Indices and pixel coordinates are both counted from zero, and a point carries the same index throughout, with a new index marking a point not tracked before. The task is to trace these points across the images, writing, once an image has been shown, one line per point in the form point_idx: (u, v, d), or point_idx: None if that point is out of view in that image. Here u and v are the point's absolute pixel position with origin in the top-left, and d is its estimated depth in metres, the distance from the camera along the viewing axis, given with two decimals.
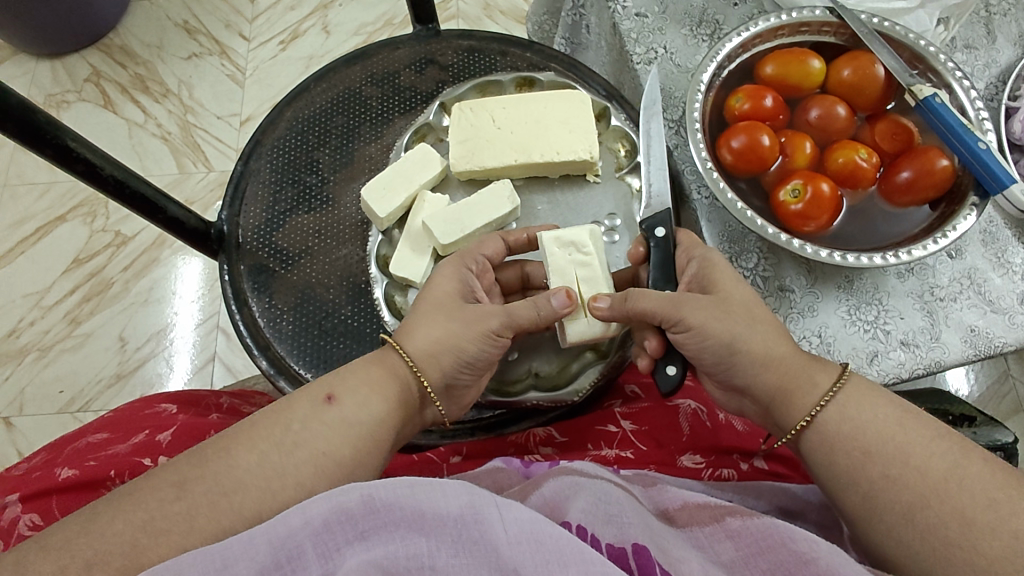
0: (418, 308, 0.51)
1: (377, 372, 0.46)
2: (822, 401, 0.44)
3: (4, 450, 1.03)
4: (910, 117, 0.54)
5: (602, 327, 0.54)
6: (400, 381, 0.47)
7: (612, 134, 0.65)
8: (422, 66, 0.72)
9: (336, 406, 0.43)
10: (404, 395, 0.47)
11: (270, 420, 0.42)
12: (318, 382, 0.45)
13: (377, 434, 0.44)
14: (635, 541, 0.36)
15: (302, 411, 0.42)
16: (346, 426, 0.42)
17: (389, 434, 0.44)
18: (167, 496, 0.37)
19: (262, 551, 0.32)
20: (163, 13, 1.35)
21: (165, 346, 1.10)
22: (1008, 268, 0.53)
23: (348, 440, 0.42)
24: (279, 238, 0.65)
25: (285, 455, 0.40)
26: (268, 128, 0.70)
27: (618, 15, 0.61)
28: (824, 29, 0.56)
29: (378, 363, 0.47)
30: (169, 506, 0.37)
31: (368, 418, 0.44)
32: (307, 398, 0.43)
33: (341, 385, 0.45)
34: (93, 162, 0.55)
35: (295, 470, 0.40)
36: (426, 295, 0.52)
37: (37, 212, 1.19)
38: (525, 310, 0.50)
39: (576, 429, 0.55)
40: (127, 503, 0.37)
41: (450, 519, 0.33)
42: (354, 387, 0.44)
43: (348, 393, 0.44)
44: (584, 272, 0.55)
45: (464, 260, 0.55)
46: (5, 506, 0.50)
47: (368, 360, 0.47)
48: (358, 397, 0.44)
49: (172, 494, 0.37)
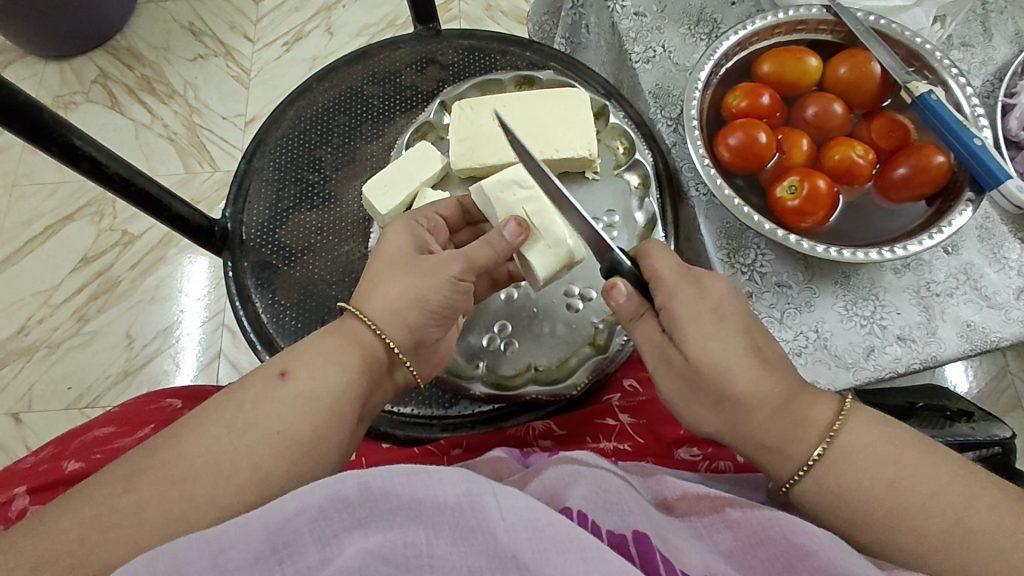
0: (370, 269, 0.51)
1: (333, 342, 0.46)
2: (829, 436, 0.41)
3: (13, 445, 1.05)
4: (907, 114, 0.55)
5: (559, 254, 0.55)
6: (362, 348, 0.47)
7: (611, 131, 0.66)
8: (422, 65, 0.73)
9: (291, 381, 0.43)
10: (367, 361, 0.47)
11: (221, 403, 0.42)
12: (271, 361, 0.45)
13: (340, 410, 0.44)
14: (635, 528, 0.37)
15: (253, 390, 0.43)
16: (306, 402, 0.43)
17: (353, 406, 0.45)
18: (171, 482, 0.38)
19: (257, 537, 0.32)
20: (169, 15, 1.36)
21: (171, 343, 1.11)
22: (1004, 263, 0.53)
23: (305, 414, 0.42)
24: (282, 235, 0.66)
25: (283, 443, 0.41)
26: (271, 126, 0.70)
27: (618, 15, 0.62)
28: (822, 28, 0.56)
29: (336, 334, 0.47)
30: (174, 492, 0.38)
31: (326, 393, 0.44)
32: (262, 378, 0.43)
33: (294, 360, 0.45)
34: (99, 160, 0.56)
35: (300, 455, 0.41)
36: (379, 256, 0.52)
37: (45, 212, 1.20)
38: (481, 249, 0.51)
39: (575, 421, 0.57)
40: (132, 488, 0.38)
41: (448, 508, 0.33)
42: (307, 362, 0.45)
43: (302, 366, 0.44)
44: (532, 207, 0.56)
45: (416, 218, 0.55)
46: (12, 497, 0.51)
47: (326, 332, 0.47)
48: (312, 369, 0.44)
49: (175, 480, 0.38)
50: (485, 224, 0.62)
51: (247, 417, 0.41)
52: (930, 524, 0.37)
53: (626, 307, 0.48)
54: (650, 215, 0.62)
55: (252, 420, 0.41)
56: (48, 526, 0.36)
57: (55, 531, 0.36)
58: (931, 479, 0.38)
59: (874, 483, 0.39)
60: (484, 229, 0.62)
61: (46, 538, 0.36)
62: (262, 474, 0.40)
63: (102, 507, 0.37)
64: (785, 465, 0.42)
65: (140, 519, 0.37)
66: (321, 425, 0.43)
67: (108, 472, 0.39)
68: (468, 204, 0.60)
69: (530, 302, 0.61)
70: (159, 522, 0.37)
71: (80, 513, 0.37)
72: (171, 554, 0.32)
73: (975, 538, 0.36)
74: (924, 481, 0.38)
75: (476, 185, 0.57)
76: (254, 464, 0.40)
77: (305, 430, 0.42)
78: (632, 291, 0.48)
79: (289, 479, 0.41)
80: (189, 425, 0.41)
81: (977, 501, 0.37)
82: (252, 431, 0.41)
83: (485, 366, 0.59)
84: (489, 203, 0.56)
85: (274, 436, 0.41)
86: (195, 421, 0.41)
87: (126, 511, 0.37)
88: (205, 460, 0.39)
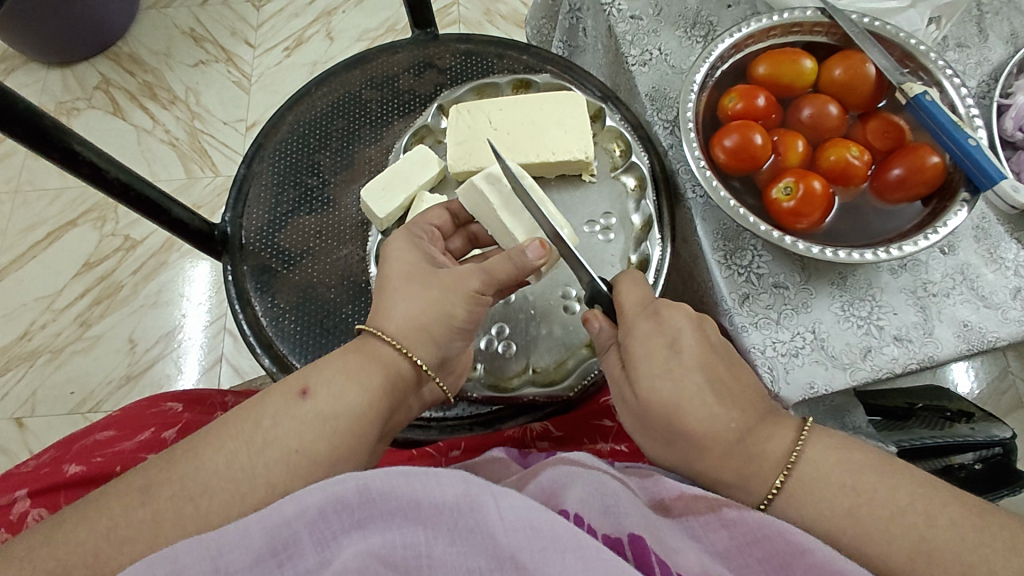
0: (382, 287, 0.51)
1: (356, 361, 0.46)
2: (791, 461, 0.41)
3: (17, 449, 1.05)
4: (902, 115, 0.55)
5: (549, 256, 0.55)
6: (385, 365, 0.47)
7: (608, 134, 0.66)
8: (421, 69, 0.73)
9: (311, 399, 0.43)
10: (389, 380, 0.47)
11: (242, 417, 0.42)
12: (291, 377, 0.45)
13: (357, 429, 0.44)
14: (632, 531, 0.37)
15: (266, 405, 0.43)
16: (325, 420, 0.42)
17: (370, 422, 0.44)
18: (188, 496, 0.38)
19: (257, 538, 0.33)
20: (171, 21, 1.38)
21: (173, 347, 1.12)
22: (1000, 264, 0.53)
23: (322, 434, 0.42)
24: (281, 239, 0.67)
25: (284, 458, 0.41)
26: (270, 131, 0.71)
27: (614, 18, 0.63)
28: (816, 30, 0.57)
29: (358, 353, 0.47)
30: (190, 507, 0.38)
31: (345, 412, 0.43)
32: (284, 392, 0.43)
33: (316, 377, 0.44)
34: (98, 165, 0.56)
35: (314, 472, 0.41)
36: (384, 271, 0.52)
37: (49, 217, 1.21)
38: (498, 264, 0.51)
39: (570, 422, 0.60)
40: (151, 498, 0.38)
41: (447, 509, 0.34)
42: (329, 378, 0.44)
43: (323, 384, 0.44)
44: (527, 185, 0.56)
45: (416, 232, 0.55)
46: (14, 500, 0.52)
47: (347, 350, 0.47)
48: (333, 388, 0.44)
49: (191, 492, 0.39)
50: (474, 225, 0.62)
51: (269, 433, 0.41)
52: (908, 534, 0.37)
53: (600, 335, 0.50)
54: (647, 217, 0.62)
55: (275, 436, 0.41)
56: (64, 536, 0.36)
57: (74, 540, 0.36)
58: (904, 490, 0.38)
59: (858, 492, 0.39)
60: (475, 230, 0.62)
61: (63, 547, 0.36)
62: (280, 492, 0.40)
63: (120, 518, 0.37)
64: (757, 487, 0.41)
65: (157, 532, 0.37)
66: (339, 445, 0.42)
67: (128, 482, 0.39)
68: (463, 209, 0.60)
69: (528, 304, 0.60)
70: (175, 536, 0.37)
71: (97, 523, 0.37)
72: (172, 558, 0.32)
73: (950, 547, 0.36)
74: (898, 492, 0.38)
75: (467, 182, 0.57)
76: (271, 479, 0.40)
77: (321, 452, 0.42)
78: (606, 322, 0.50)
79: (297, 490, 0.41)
80: (208, 438, 0.41)
81: (952, 507, 0.37)
82: (273, 447, 0.41)
83: (483, 368, 0.59)
84: (482, 200, 0.56)
85: (292, 450, 0.41)
86: (211, 430, 0.41)
87: (143, 523, 0.37)
88: (221, 472, 0.39)
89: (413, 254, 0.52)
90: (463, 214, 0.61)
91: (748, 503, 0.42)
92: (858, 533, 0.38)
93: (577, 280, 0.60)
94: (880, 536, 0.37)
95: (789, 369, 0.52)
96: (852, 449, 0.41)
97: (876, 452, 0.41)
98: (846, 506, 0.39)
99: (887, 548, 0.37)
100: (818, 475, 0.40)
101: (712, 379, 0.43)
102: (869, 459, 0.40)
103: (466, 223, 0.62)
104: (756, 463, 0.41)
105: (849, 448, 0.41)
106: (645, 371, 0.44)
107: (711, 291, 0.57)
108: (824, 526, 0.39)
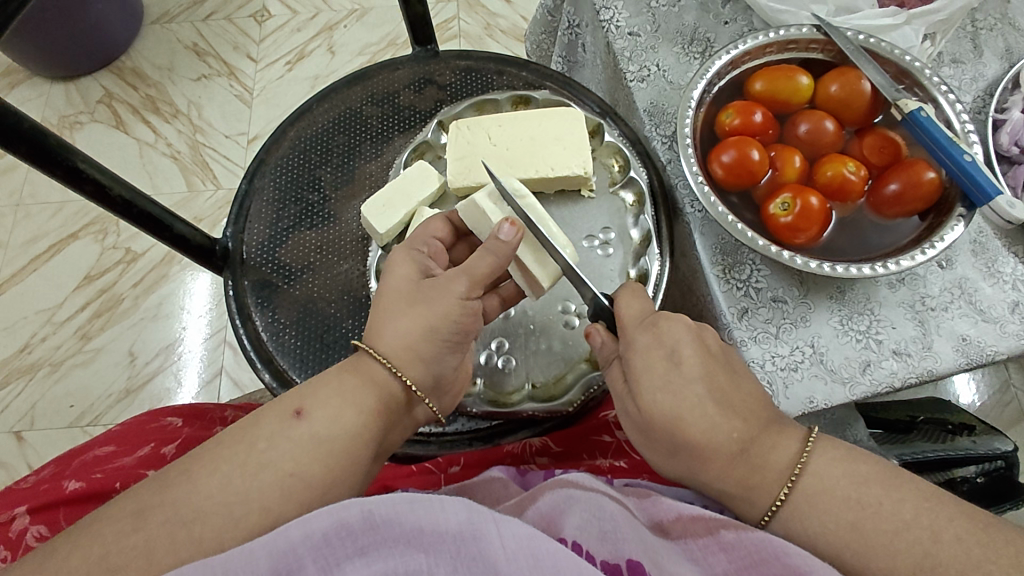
0: (379, 305, 0.51)
1: (352, 382, 0.46)
2: (794, 474, 0.41)
3: (16, 463, 1.05)
4: (898, 130, 0.55)
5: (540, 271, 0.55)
6: (379, 387, 0.47)
7: (606, 150, 0.66)
8: (421, 85, 0.74)
9: (306, 420, 0.43)
10: (383, 402, 0.47)
11: (238, 440, 0.42)
12: (287, 398, 0.45)
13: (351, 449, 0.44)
14: (629, 557, 0.37)
15: (264, 428, 0.43)
16: (318, 442, 0.43)
17: (363, 441, 0.45)
18: (181, 520, 0.38)
19: (260, 564, 0.32)
20: (173, 36, 1.39)
21: (174, 359, 1.12)
22: (998, 278, 0.54)
23: (317, 458, 0.42)
24: (282, 254, 0.67)
25: (279, 483, 0.41)
26: (272, 147, 0.72)
27: (613, 35, 0.64)
28: (813, 46, 0.58)
29: (354, 373, 0.47)
30: (184, 532, 0.38)
31: (340, 432, 0.44)
32: (278, 413, 0.44)
33: (311, 399, 0.45)
34: (101, 182, 0.56)
35: (311, 494, 0.42)
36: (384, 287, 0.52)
37: (51, 230, 1.22)
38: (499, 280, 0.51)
39: (570, 437, 0.60)
40: (144, 523, 0.38)
41: (449, 536, 0.34)
42: (324, 400, 0.45)
43: (318, 405, 0.44)
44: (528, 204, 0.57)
45: (413, 247, 0.55)
46: (13, 517, 0.52)
47: (343, 370, 0.47)
48: (329, 408, 0.44)
49: (186, 517, 0.38)
50: (475, 236, 0.62)
51: (268, 457, 0.41)
52: (912, 550, 0.37)
53: (603, 351, 0.51)
54: (645, 232, 0.62)
55: (269, 459, 0.41)
56: (57, 562, 0.36)
57: (65, 567, 0.36)
58: (910, 503, 0.38)
59: (859, 510, 0.39)
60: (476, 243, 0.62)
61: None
62: (274, 515, 0.40)
63: (113, 544, 0.37)
64: (754, 507, 0.42)
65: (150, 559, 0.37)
66: (333, 467, 0.43)
67: (122, 506, 0.39)
68: (458, 220, 0.60)
69: (527, 319, 0.61)
70: (168, 562, 0.37)
71: (89, 550, 0.36)
72: None
73: (957, 562, 0.36)
74: (904, 506, 0.38)
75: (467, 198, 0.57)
76: (265, 502, 0.40)
77: (316, 474, 0.42)
78: (606, 334, 0.51)
79: (295, 512, 0.41)
80: (205, 461, 0.41)
81: (957, 522, 0.37)
82: (266, 469, 0.41)
83: (482, 382, 0.59)
84: (482, 214, 0.56)
85: (286, 474, 0.41)
86: (208, 452, 0.41)
87: (134, 549, 0.37)
88: (217, 496, 0.39)
89: (413, 269, 0.53)
90: (461, 228, 0.61)
91: (752, 516, 0.42)
92: (861, 549, 0.38)
93: (577, 295, 0.60)
94: (885, 551, 0.37)
95: (789, 383, 0.52)
96: (855, 464, 0.41)
97: (881, 464, 0.40)
98: (845, 522, 0.39)
99: (892, 563, 0.37)
100: (818, 492, 0.40)
101: (714, 392, 0.43)
102: (874, 472, 0.40)
103: (466, 241, 0.62)
104: (758, 476, 0.42)
105: (854, 461, 0.41)
106: (647, 383, 0.44)
107: (710, 305, 0.57)
108: (825, 542, 0.39)
